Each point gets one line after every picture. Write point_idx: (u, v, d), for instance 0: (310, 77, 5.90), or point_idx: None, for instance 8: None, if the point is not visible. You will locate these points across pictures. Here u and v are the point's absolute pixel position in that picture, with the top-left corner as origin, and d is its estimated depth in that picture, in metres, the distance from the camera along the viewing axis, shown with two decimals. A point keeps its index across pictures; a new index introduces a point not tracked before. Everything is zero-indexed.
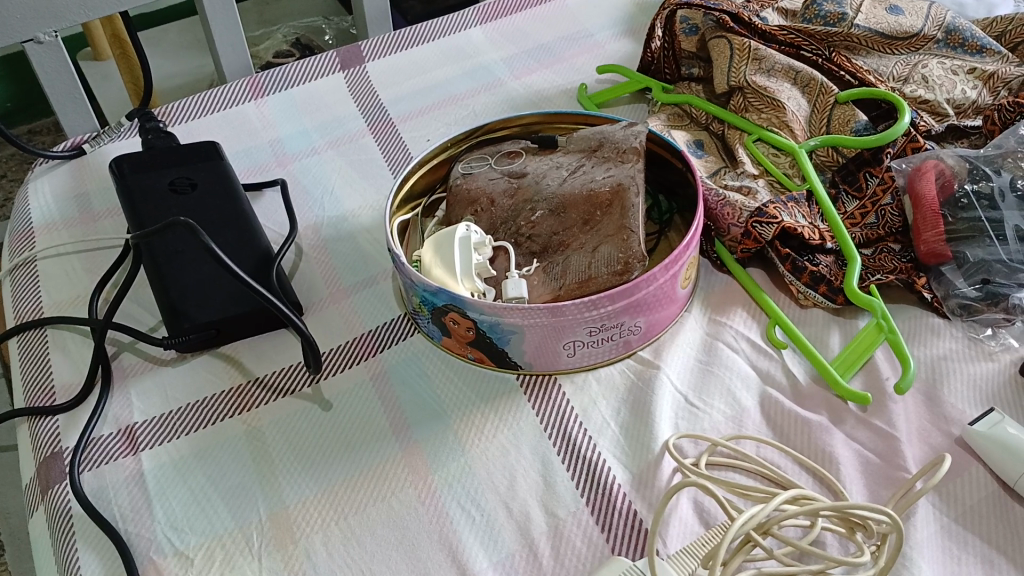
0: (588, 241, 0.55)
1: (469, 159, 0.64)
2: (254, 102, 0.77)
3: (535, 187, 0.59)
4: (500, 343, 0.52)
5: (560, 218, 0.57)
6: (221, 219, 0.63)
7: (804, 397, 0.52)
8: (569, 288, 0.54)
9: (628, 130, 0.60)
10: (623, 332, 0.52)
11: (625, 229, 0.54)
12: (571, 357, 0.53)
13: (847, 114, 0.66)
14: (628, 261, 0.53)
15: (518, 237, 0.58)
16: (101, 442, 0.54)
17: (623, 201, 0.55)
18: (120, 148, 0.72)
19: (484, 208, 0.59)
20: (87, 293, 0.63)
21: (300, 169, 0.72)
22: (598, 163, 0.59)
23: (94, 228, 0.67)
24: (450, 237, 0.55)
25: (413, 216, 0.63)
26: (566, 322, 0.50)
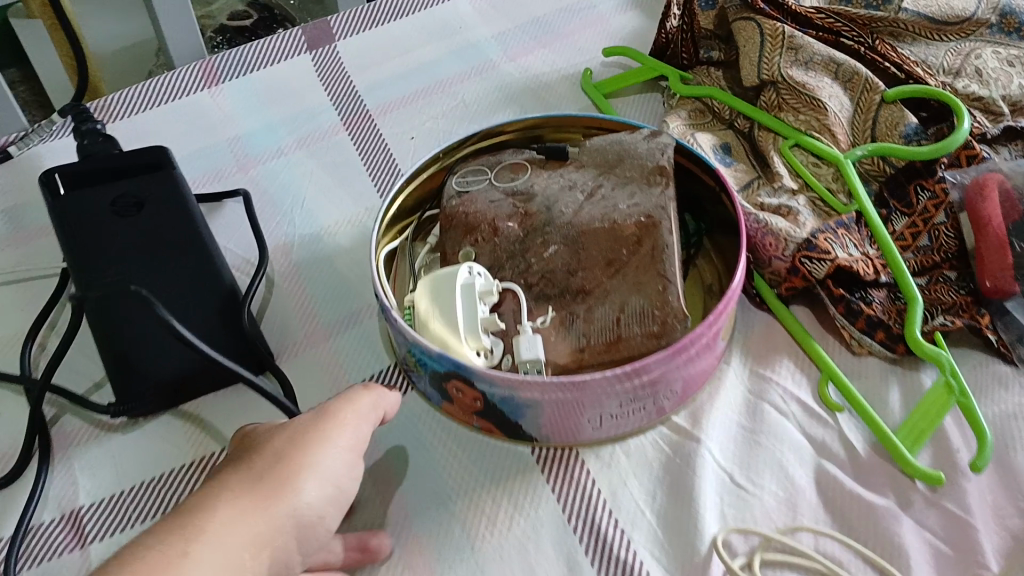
0: (614, 288, 0.47)
1: (464, 171, 0.54)
2: (208, 92, 0.66)
3: (545, 214, 0.50)
4: (513, 417, 0.44)
5: (575, 254, 0.48)
6: (175, 249, 0.53)
7: (865, 473, 0.46)
8: (593, 349, 0.46)
9: (652, 142, 0.52)
10: (657, 399, 0.45)
11: (661, 276, 0.46)
12: (596, 430, 0.45)
13: (895, 116, 0.57)
14: (667, 318, 0.45)
15: (527, 277, 0.49)
16: (43, 531, 0.46)
17: (655, 238, 0.47)
18: (54, 153, 0.61)
19: (485, 238, 0.50)
20: (20, 334, 0.54)
21: (265, 174, 0.62)
22: (618, 184, 0.51)
23: (26, 254, 0.57)
24: (448, 282, 0.46)
25: (402, 241, 0.55)
26: (591, 396, 0.42)
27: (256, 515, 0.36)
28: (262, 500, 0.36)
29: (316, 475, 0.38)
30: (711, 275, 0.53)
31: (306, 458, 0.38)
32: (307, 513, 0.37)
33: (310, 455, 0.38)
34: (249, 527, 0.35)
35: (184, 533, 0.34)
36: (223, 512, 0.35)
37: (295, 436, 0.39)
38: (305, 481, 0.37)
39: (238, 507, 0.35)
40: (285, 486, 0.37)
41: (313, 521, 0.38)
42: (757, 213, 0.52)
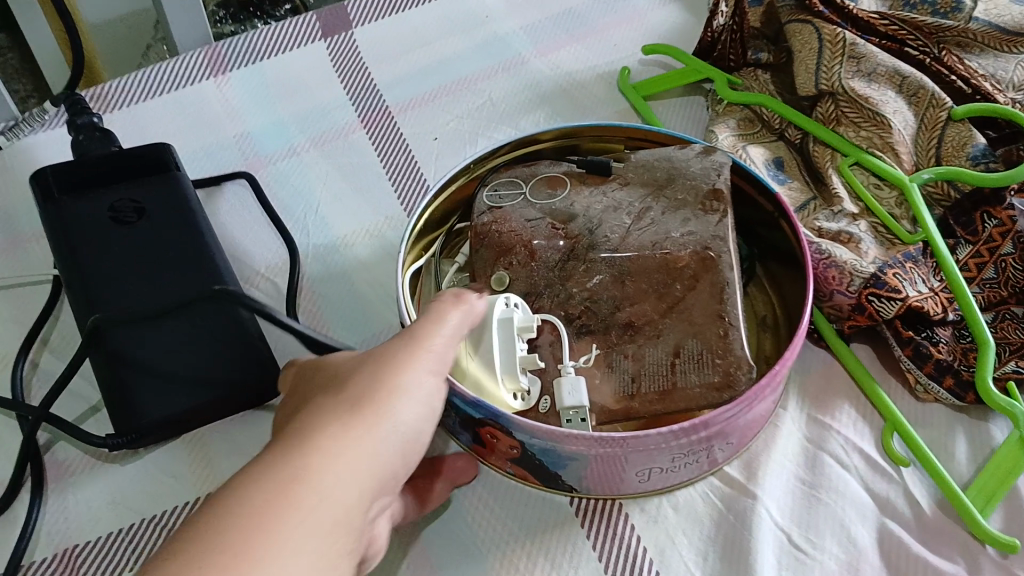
0: (667, 327, 0.43)
1: (496, 183, 0.49)
2: (213, 81, 0.61)
3: (588, 238, 0.46)
4: (553, 467, 0.40)
5: (621, 285, 0.44)
6: (175, 259, 0.49)
7: (932, 535, 0.42)
8: (645, 397, 0.42)
9: (706, 160, 0.47)
10: (711, 451, 0.41)
11: (722, 319, 0.42)
12: (643, 482, 0.41)
13: (962, 136, 0.53)
14: (729, 368, 0.41)
15: (568, 309, 0.45)
16: (33, 572, 0.43)
17: (714, 274, 0.43)
18: (47, 145, 0.56)
19: (522, 263, 0.46)
20: (10, 354, 0.49)
21: (275, 176, 0.57)
22: (669, 208, 0.46)
23: (15, 258, 0.52)
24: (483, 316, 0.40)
25: (428, 258, 0.50)
26: (642, 451, 0.38)
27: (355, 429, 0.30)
28: (367, 420, 0.31)
29: (410, 391, 0.32)
30: (763, 307, 0.49)
31: (398, 379, 0.32)
32: (409, 435, 0.32)
33: (405, 368, 0.33)
34: (356, 450, 0.30)
35: (277, 470, 0.28)
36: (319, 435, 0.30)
37: (387, 355, 0.33)
38: (403, 400, 0.32)
39: (340, 429, 0.30)
40: (379, 406, 0.31)
41: (411, 442, 0.32)
42: (818, 240, 0.48)
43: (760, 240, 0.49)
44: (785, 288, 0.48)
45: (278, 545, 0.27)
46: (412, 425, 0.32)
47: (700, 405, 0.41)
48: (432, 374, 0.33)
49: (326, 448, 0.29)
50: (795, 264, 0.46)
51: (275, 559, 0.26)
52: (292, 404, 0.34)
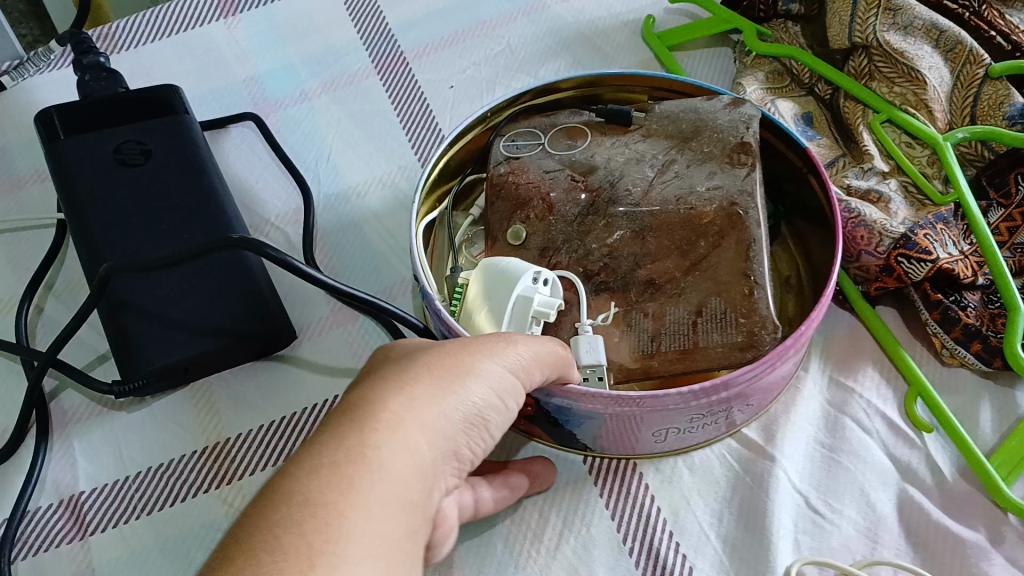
0: (688, 286, 0.40)
1: (514, 133, 0.48)
2: (224, 22, 0.59)
3: (608, 190, 0.44)
4: (567, 425, 0.39)
5: (642, 241, 0.42)
6: (181, 205, 0.47)
7: (955, 504, 0.41)
8: (665, 355, 0.40)
9: (734, 111, 0.44)
10: (730, 414, 0.40)
11: (748, 277, 0.40)
12: (660, 442, 0.40)
13: (999, 94, 0.51)
14: (754, 328, 0.39)
15: (586, 263, 0.43)
16: (38, 518, 0.42)
17: (742, 231, 0.40)
18: (51, 86, 0.55)
19: (540, 216, 0.44)
20: (14, 299, 0.48)
21: (285, 121, 0.56)
22: (694, 162, 0.43)
23: (17, 201, 0.51)
24: (507, 282, 0.39)
25: (441, 212, 0.48)
26: (659, 412, 0.37)
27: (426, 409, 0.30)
28: (440, 395, 0.30)
29: (485, 373, 0.32)
30: (786, 268, 0.48)
31: (471, 360, 0.32)
32: (473, 418, 0.32)
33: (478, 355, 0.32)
34: (432, 425, 0.29)
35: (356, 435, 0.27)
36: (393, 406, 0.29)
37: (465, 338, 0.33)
38: (476, 379, 0.32)
39: (419, 399, 0.30)
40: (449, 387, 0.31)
41: (478, 422, 0.32)
42: (846, 199, 0.47)
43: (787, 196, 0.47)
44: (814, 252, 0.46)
45: (364, 498, 0.26)
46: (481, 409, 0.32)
47: (722, 365, 0.39)
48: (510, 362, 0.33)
49: (405, 417, 0.29)
50: (819, 221, 0.45)
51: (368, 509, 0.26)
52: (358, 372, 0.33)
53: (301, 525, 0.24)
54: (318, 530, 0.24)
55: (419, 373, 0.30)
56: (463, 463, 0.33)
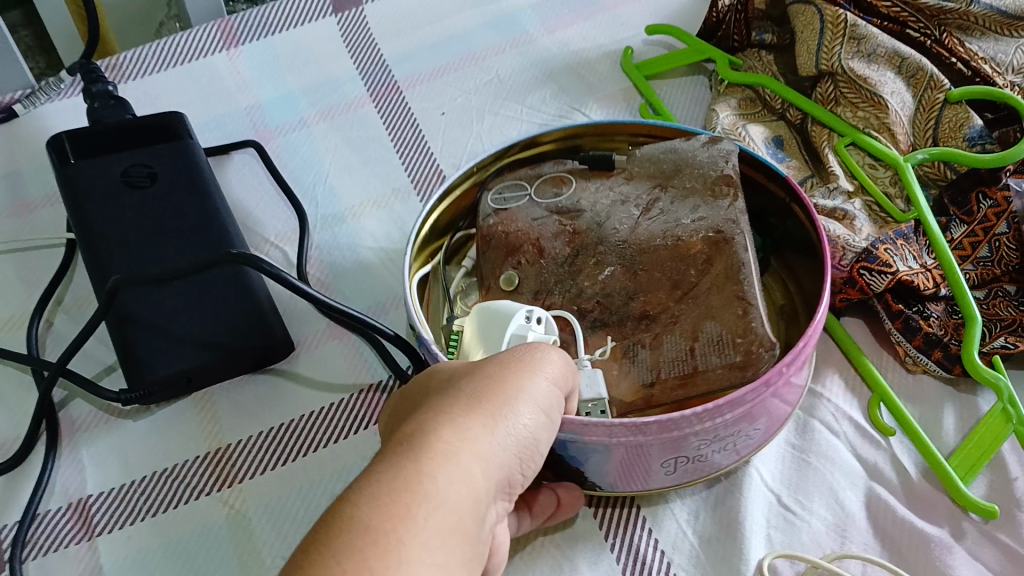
0: (682, 314, 0.41)
1: (500, 186, 0.48)
2: (227, 53, 0.62)
3: (595, 232, 0.44)
4: (574, 462, 0.39)
5: (633, 275, 0.42)
6: (185, 224, 0.50)
7: (918, 500, 0.43)
8: (666, 383, 0.41)
9: (711, 149, 0.45)
10: (739, 439, 0.39)
11: (741, 299, 0.40)
12: (670, 474, 0.40)
13: (959, 117, 0.54)
14: (751, 346, 0.39)
15: (579, 302, 0.43)
16: (47, 521, 0.44)
17: (728, 256, 0.41)
18: (61, 113, 0.58)
19: (530, 260, 0.44)
20: (22, 313, 0.50)
21: (284, 147, 0.59)
22: (678, 197, 0.44)
23: (30, 222, 0.54)
24: (502, 320, 0.38)
25: (435, 267, 0.48)
26: (668, 437, 0.36)
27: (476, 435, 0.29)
28: (492, 420, 0.29)
29: (532, 393, 0.31)
30: (781, 299, 0.49)
31: (519, 381, 0.31)
32: (525, 441, 0.30)
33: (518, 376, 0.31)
34: (487, 452, 0.28)
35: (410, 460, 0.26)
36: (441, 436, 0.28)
37: (506, 358, 0.32)
38: (526, 401, 0.31)
39: (467, 424, 0.29)
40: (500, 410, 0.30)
41: (530, 446, 0.31)
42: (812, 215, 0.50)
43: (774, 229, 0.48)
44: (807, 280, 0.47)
45: (421, 529, 0.25)
46: (531, 431, 0.31)
47: (725, 387, 0.40)
48: (546, 382, 0.32)
49: (457, 445, 0.28)
50: (812, 255, 0.45)
51: (422, 543, 0.25)
52: (406, 402, 0.33)
53: (361, 552, 0.24)
54: (380, 560, 0.24)
55: (465, 398, 0.29)
56: (517, 490, 0.32)
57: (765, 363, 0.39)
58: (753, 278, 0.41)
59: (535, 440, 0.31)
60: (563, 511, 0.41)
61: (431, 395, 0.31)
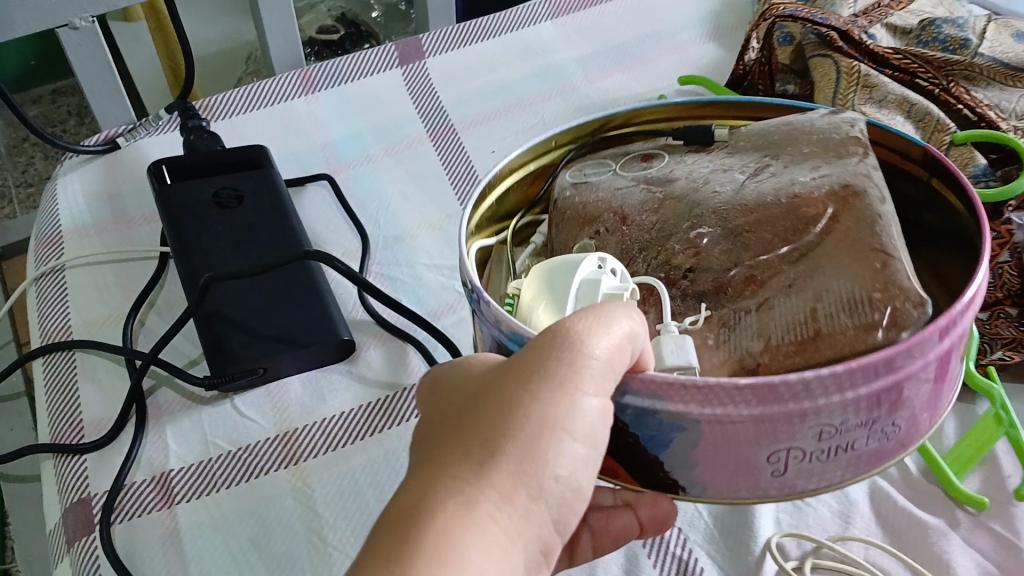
0: (800, 276, 0.35)
1: (582, 165, 0.44)
2: (305, 100, 0.69)
3: (690, 197, 0.39)
4: (652, 446, 0.33)
5: (735, 241, 0.36)
6: (266, 237, 0.57)
7: (918, 494, 0.47)
8: (779, 350, 0.34)
9: (829, 119, 0.40)
10: (875, 431, 0.33)
11: (877, 250, 0.34)
12: (777, 474, 0.33)
13: (965, 156, 0.58)
14: (893, 303, 0.33)
15: (670, 271, 0.37)
16: (134, 490, 0.49)
17: (862, 207, 0.35)
18: (159, 146, 0.66)
19: (613, 230, 0.40)
20: (118, 314, 0.57)
21: (353, 178, 0.66)
22: (794, 161, 0.38)
23: (128, 236, 0.61)
24: (568, 270, 0.35)
25: (498, 243, 0.44)
26: (805, 410, 0.31)
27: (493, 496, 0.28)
28: (511, 482, 0.28)
29: (562, 425, 0.29)
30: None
31: (548, 412, 0.29)
32: (563, 493, 0.30)
33: (553, 417, 0.29)
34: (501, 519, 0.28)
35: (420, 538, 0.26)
36: (448, 507, 0.27)
37: (528, 376, 0.30)
38: (554, 440, 0.29)
39: (493, 505, 0.28)
40: (524, 463, 0.28)
41: (570, 497, 0.30)
42: None
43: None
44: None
45: None
46: (571, 479, 0.30)
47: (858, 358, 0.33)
48: (591, 410, 0.30)
49: (474, 518, 0.27)
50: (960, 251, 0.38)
51: None
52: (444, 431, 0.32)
53: None
54: None
55: (481, 459, 0.29)
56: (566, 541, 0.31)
57: (912, 327, 0.33)
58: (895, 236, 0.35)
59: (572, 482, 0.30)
60: (647, 530, 0.42)
61: (464, 429, 0.30)
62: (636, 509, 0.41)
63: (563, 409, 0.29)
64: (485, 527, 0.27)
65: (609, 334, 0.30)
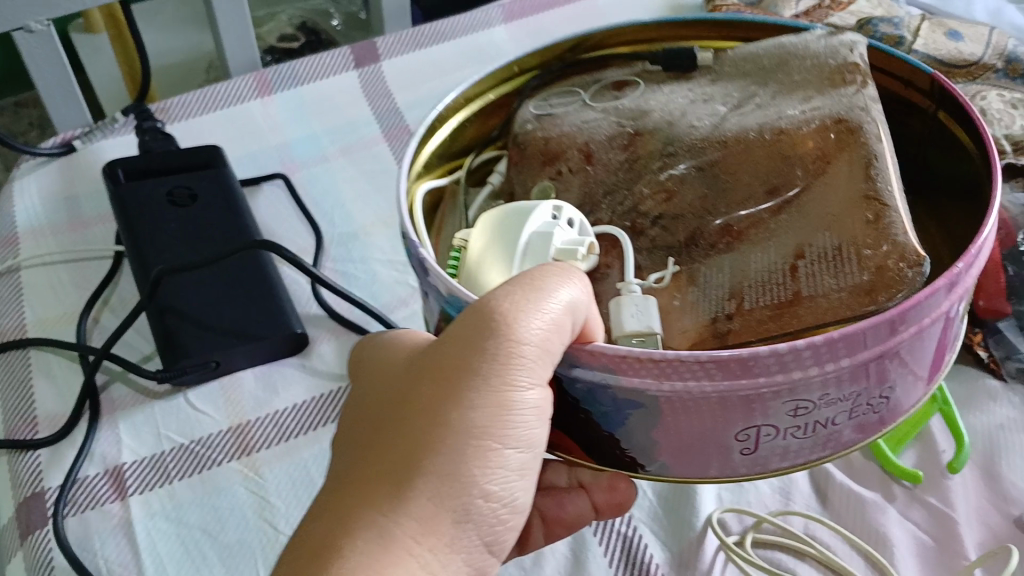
0: (781, 226, 0.34)
1: (548, 93, 0.45)
2: (260, 100, 0.70)
3: (665, 131, 0.39)
4: (608, 424, 0.33)
5: (711, 183, 0.37)
6: (220, 234, 0.58)
7: (855, 472, 0.49)
8: (751, 317, 0.33)
9: (831, 40, 0.38)
10: (863, 403, 0.33)
11: (871, 200, 0.32)
12: (748, 454, 0.33)
13: None
14: (885, 262, 0.30)
15: (637, 216, 0.38)
16: (87, 484, 0.50)
17: (856, 148, 0.33)
18: (115, 148, 0.66)
19: (578, 168, 0.40)
20: (73, 312, 0.58)
21: (308, 179, 0.67)
22: (781, 91, 0.37)
23: (84, 236, 0.62)
24: (519, 220, 0.35)
25: (453, 182, 0.44)
26: (787, 389, 0.30)
27: (417, 512, 0.30)
28: (436, 497, 0.30)
29: (479, 427, 0.31)
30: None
31: (467, 419, 0.31)
32: (499, 505, 0.32)
33: (482, 425, 0.31)
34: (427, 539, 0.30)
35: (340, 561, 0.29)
36: (369, 529, 0.30)
37: (450, 381, 0.31)
38: (472, 447, 0.31)
39: (416, 521, 0.30)
40: (445, 477, 0.30)
41: (505, 511, 0.32)
42: None
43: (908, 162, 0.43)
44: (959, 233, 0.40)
45: None
46: (506, 491, 0.32)
47: (845, 320, 0.31)
48: (525, 406, 0.31)
49: (395, 537, 0.30)
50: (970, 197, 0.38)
51: None
52: (367, 417, 0.34)
53: None
54: None
55: (403, 473, 0.31)
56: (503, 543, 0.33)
57: (906, 291, 0.30)
58: (897, 187, 0.32)
59: (498, 495, 0.32)
60: (602, 514, 0.43)
61: (389, 439, 0.32)
62: (591, 493, 0.42)
63: (493, 414, 0.31)
64: (408, 548, 0.30)
65: (541, 311, 0.31)
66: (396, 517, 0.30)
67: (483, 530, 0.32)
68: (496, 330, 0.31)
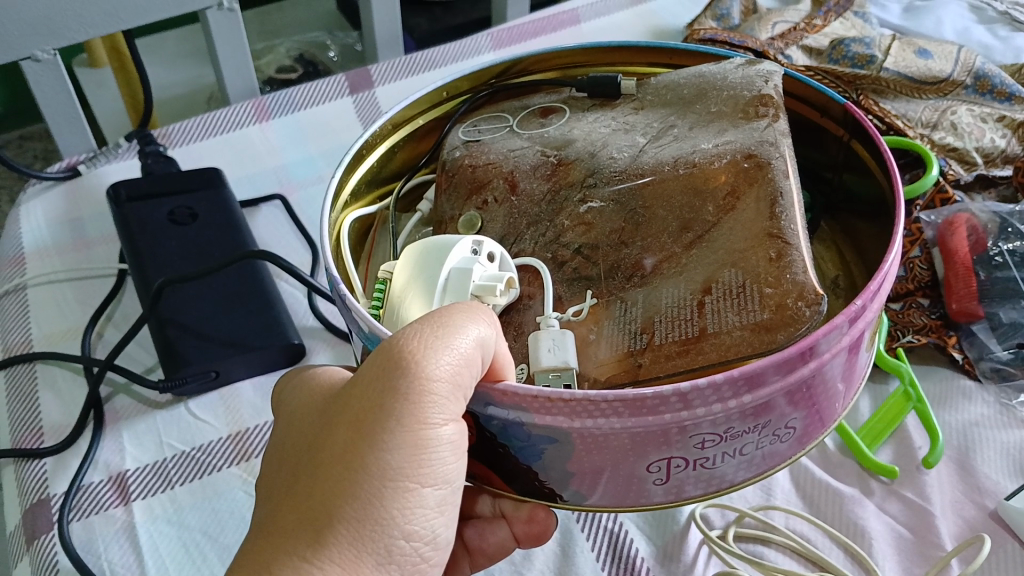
0: (693, 262, 0.36)
1: (475, 120, 0.48)
2: (258, 126, 0.73)
3: (588, 162, 0.42)
4: (532, 456, 0.35)
5: (629, 215, 0.39)
6: (218, 251, 0.60)
7: (833, 467, 0.51)
8: (661, 351, 0.34)
9: (747, 69, 0.42)
10: (774, 431, 0.35)
11: (774, 241, 0.33)
12: (660, 482, 0.35)
13: None
14: (784, 300, 0.32)
15: (557, 250, 0.40)
16: (90, 490, 0.51)
17: (762, 185, 0.35)
18: (118, 172, 0.68)
19: (503, 200, 0.43)
20: (78, 326, 0.60)
21: (304, 199, 0.69)
22: (698, 123, 0.40)
23: (88, 255, 0.64)
24: (440, 257, 0.37)
25: (382, 210, 0.48)
26: (707, 420, 0.32)
27: (335, 550, 0.31)
28: (354, 536, 0.31)
29: (395, 468, 0.32)
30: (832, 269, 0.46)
31: (383, 460, 0.32)
32: (421, 543, 0.33)
33: (400, 463, 0.32)
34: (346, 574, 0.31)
35: None
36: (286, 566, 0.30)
37: (365, 422, 0.32)
38: (388, 488, 0.32)
39: (335, 561, 0.31)
40: (362, 516, 0.31)
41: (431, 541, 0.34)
42: None
43: (831, 186, 0.46)
44: (865, 249, 0.44)
45: None
46: (428, 529, 0.33)
47: (745, 355, 0.32)
48: (442, 442, 0.33)
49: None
50: (880, 216, 0.41)
51: None
52: (292, 455, 0.35)
53: None
54: None
55: (321, 513, 0.31)
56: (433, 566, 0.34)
57: (809, 325, 0.32)
58: (798, 222, 0.34)
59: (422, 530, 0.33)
60: (523, 543, 0.44)
61: (310, 478, 0.33)
62: (511, 523, 0.44)
63: (409, 451, 0.32)
64: None
65: (452, 348, 0.32)
66: (316, 556, 0.31)
67: (405, 567, 0.33)
68: (406, 369, 0.32)
